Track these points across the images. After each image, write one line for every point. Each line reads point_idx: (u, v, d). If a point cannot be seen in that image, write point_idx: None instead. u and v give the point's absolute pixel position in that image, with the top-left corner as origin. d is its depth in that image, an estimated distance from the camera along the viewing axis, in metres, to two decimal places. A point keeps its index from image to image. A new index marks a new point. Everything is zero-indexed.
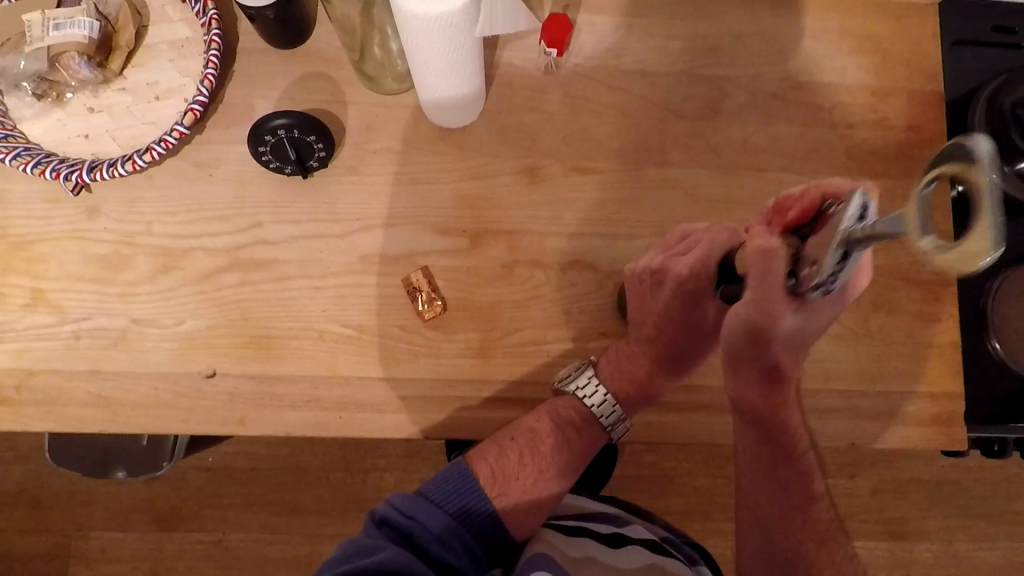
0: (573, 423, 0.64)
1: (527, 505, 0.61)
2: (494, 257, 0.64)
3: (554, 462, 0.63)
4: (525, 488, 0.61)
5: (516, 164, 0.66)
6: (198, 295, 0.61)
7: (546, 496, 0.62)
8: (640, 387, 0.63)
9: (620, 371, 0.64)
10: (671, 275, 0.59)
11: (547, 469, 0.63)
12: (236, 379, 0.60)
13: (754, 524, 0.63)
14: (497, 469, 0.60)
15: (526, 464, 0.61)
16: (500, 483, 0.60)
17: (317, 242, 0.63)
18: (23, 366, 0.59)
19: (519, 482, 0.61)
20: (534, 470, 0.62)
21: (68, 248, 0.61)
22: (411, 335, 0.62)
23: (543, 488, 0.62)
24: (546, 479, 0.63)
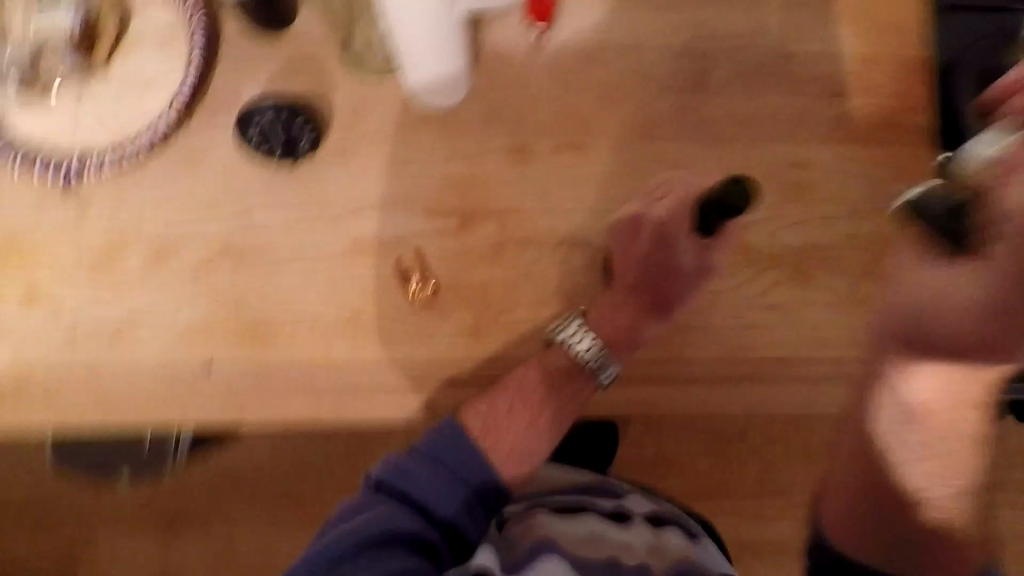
0: (560, 372, 0.66)
1: (519, 447, 0.66)
2: (485, 237, 0.65)
3: (542, 408, 0.66)
4: (515, 434, 0.66)
5: (504, 144, 0.66)
6: (192, 285, 0.62)
7: (535, 438, 0.67)
8: (626, 330, 0.65)
9: (604, 318, 0.65)
10: (648, 221, 0.65)
11: (534, 416, 0.67)
12: (234, 366, 0.61)
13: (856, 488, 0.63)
14: (488, 419, 0.64)
15: (514, 413, 0.65)
16: (492, 432, 0.64)
17: (309, 227, 0.63)
18: (20, 361, 0.60)
19: (509, 428, 0.65)
20: (522, 418, 0.66)
21: (59, 243, 0.61)
22: (404, 318, 0.63)
23: (532, 432, 0.67)
24: (533, 425, 0.67)
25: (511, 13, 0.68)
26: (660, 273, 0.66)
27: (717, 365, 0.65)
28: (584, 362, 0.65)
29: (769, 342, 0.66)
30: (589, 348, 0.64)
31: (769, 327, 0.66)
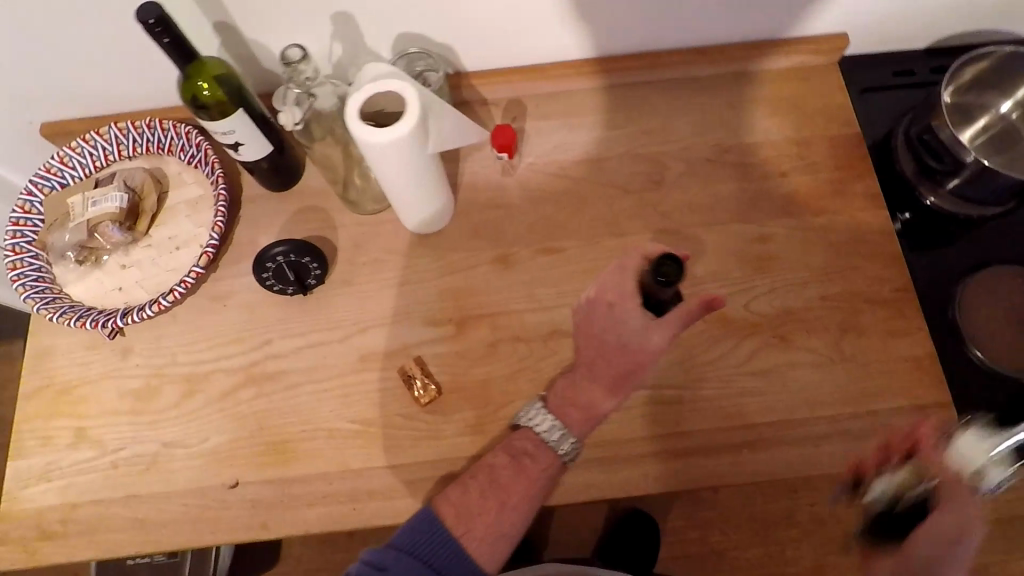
0: (529, 454, 0.64)
1: (494, 538, 0.63)
2: (479, 338, 0.71)
3: (516, 492, 0.63)
4: (489, 522, 0.63)
5: (488, 255, 0.74)
6: (219, 412, 0.68)
7: (512, 528, 0.63)
8: (583, 410, 0.64)
9: (562, 398, 0.65)
10: (597, 298, 0.63)
11: (510, 500, 0.63)
12: (258, 485, 0.65)
13: None
14: (460, 507, 0.62)
15: (487, 497, 0.62)
16: (464, 524, 0.62)
17: (321, 349, 0.71)
18: (66, 500, 0.65)
19: (483, 517, 0.62)
20: (496, 503, 0.63)
21: (105, 387, 0.69)
22: (412, 421, 0.67)
23: (509, 522, 0.63)
24: (508, 511, 0.63)
25: (482, 146, 0.79)
26: (615, 353, 0.63)
27: (714, 435, 0.67)
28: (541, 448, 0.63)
29: (761, 407, 0.68)
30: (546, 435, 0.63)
31: (759, 392, 0.68)
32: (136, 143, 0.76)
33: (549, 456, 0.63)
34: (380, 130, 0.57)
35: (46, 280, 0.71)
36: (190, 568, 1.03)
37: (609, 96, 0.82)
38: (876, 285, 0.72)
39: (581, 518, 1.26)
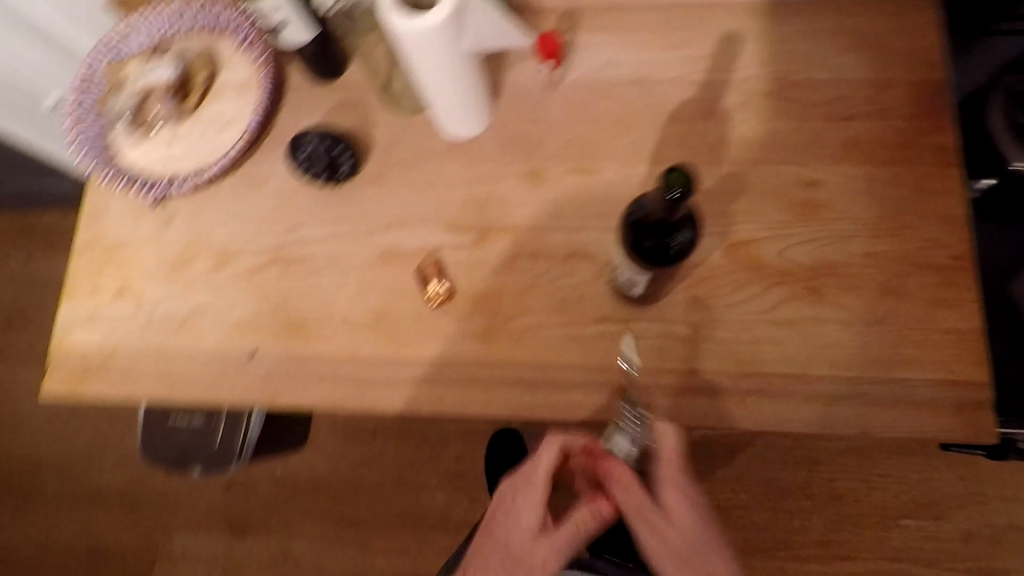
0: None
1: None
2: (498, 250, 0.70)
3: None
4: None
5: (519, 167, 0.72)
6: (245, 286, 0.71)
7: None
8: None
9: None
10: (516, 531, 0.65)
11: None
12: (275, 358, 0.69)
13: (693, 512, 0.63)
14: None
15: None
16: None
17: (345, 241, 0.72)
18: (106, 345, 0.71)
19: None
20: None
21: (147, 249, 0.74)
22: (421, 320, 0.69)
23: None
24: None
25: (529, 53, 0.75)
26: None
27: (723, 378, 0.64)
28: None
29: (779, 357, 0.64)
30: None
31: (779, 342, 0.65)
32: (193, 19, 0.78)
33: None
34: (411, 16, 0.56)
35: (100, 143, 0.75)
36: (223, 428, 1.14)
37: (672, 13, 0.76)
38: (932, 248, 0.66)
39: None
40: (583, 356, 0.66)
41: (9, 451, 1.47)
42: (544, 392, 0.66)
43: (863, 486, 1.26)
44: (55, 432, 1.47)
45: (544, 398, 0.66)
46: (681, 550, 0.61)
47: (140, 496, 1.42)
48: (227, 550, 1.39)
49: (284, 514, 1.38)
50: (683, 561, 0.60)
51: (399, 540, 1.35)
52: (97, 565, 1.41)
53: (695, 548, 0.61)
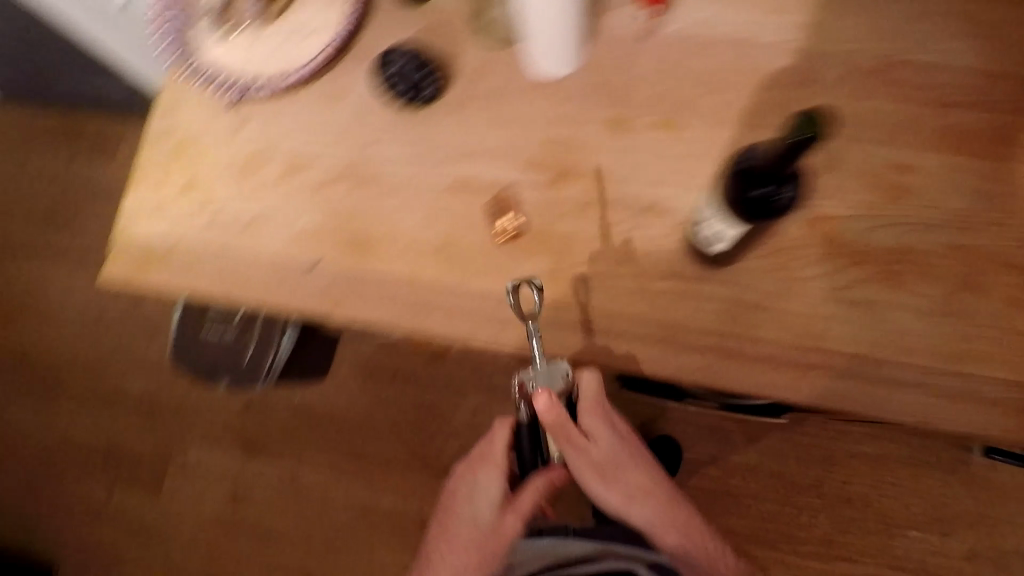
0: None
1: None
2: (575, 194, 0.67)
3: None
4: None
5: (605, 114, 0.68)
6: (314, 196, 0.70)
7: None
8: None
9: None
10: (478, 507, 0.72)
11: None
12: (335, 273, 0.68)
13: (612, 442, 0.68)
14: None
15: None
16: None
17: (418, 165, 0.69)
18: (171, 237, 0.71)
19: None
20: None
21: (219, 147, 0.72)
22: (489, 255, 0.66)
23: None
24: None
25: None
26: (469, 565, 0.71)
27: (788, 349, 0.63)
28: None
29: (847, 336, 0.63)
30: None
31: (848, 322, 0.64)
32: None
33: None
34: None
35: (182, 38, 0.75)
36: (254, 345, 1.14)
37: None
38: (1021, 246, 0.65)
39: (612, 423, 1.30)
40: (651, 311, 0.64)
41: (34, 345, 1.49)
42: (605, 342, 0.64)
43: (875, 492, 1.25)
44: (82, 332, 1.49)
45: (605, 348, 0.64)
46: (602, 461, 0.67)
47: (160, 405, 1.45)
48: (238, 468, 1.42)
49: (299, 442, 1.41)
50: (603, 472, 0.68)
51: (407, 482, 1.37)
52: (111, 465, 1.44)
53: (614, 460, 0.68)
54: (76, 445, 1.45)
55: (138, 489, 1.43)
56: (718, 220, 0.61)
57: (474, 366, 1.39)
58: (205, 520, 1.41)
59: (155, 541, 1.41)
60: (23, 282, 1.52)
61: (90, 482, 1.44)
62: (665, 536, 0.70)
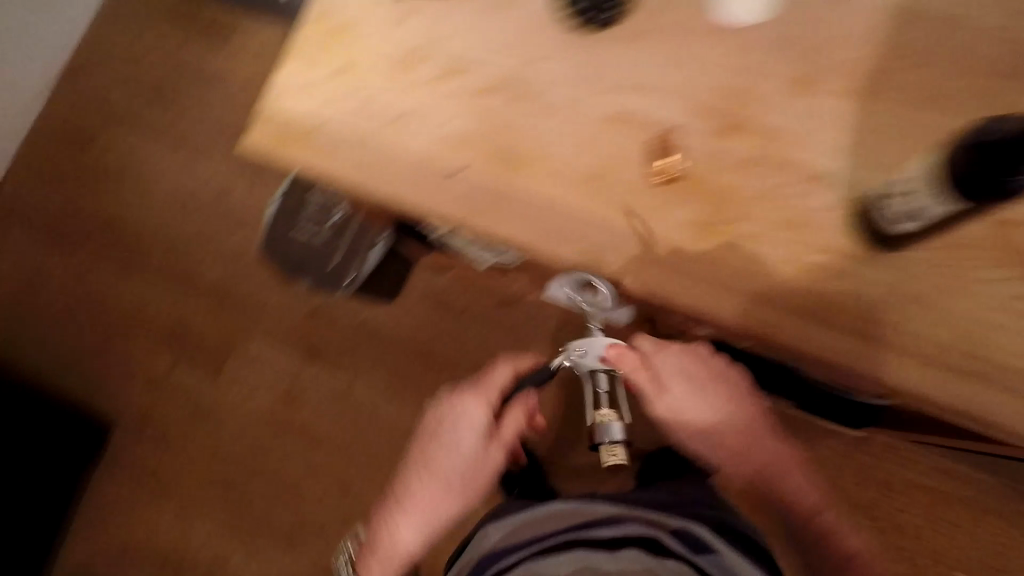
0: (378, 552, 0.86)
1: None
2: (743, 148, 0.63)
3: (398, 545, 0.86)
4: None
5: (791, 70, 0.63)
6: (471, 101, 0.68)
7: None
8: (414, 525, 0.86)
9: (400, 512, 0.86)
10: (467, 434, 0.84)
11: (393, 550, 0.86)
12: (482, 182, 0.67)
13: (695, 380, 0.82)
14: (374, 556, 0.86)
15: (376, 548, 0.86)
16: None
17: (581, 87, 0.66)
18: (317, 117, 0.70)
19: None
20: (383, 552, 0.86)
21: (381, 35, 0.70)
22: (641, 193, 0.64)
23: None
24: (395, 557, 0.86)
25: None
26: (449, 484, 0.85)
27: (940, 349, 0.60)
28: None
29: (1009, 350, 0.59)
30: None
31: (1013, 335, 0.59)
32: None
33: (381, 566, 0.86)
34: None
35: None
36: (341, 254, 1.16)
37: None
38: None
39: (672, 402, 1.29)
40: (799, 282, 0.61)
41: (124, 213, 1.54)
42: (746, 305, 0.62)
43: (927, 529, 1.20)
44: (170, 211, 1.53)
45: (744, 312, 0.62)
46: (687, 392, 0.81)
47: (232, 294, 1.49)
48: (295, 369, 1.46)
49: (357, 356, 1.44)
50: (680, 414, 0.81)
51: None
52: (177, 343, 1.49)
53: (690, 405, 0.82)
54: (147, 314, 1.51)
55: (198, 369, 1.48)
56: (925, 196, 0.54)
57: (541, 318, 1.39)
58: (256, 412, 1.46)
59: (205, 421, 1.47)
60: (120, 149, 1.56)
61: (154, 355, 1.49)
62: (755, 472, 0.80)
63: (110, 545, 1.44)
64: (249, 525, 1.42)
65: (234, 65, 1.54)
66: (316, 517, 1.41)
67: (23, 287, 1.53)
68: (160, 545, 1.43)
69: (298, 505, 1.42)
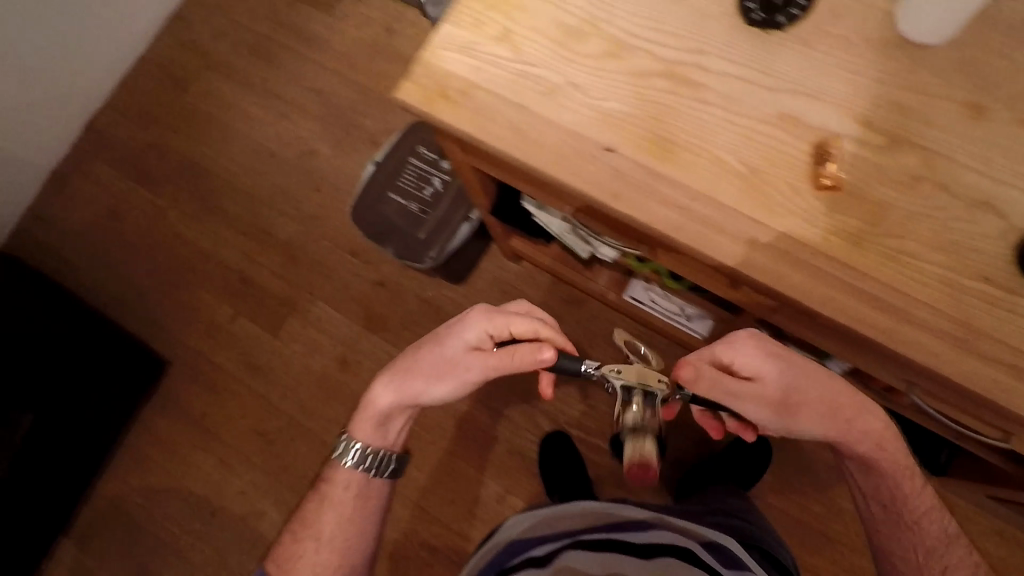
0: (369, 418, 0.78)
1: (346, 520, 0.80)
2: (905, 164, 0.62)
3: (383, 421, 0.79)
4: (335, 523, 0.80)
5: (961, 95, 0.63)
6: (630, 84, 0.68)
7: (364, 534, 0.81)
8: (405, 402, 0.76)
9: (390, 386, 0.76)
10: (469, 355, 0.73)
11: (377, 422, 0.79)
12: (633, 163, 0.66)
13: (788, 372, 0.71)
14: (360, 422, 0.79)
15: (361, 416, 0.79)
16: (315, 532, 0.79)
17: (744, 84, 0.66)
18: (471, 78, 0.70)
19: (328, 522, 0.80)
20: (367, 421, 0.78)
21: (543, 9, 0.71)
22: (795, 196, 0.63)
23: (364, 530, 0.81)
24: (378, 429, 0.79)
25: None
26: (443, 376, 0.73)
27: None
28: (376, 444, 0.80)
29: None
30: (364, 446, 0.79)
31: None
32: None
33: (373, 436, 0.79)
34: None
35: None
36: (432, 224, 1.18)
37: None
38: None
39: None
40: (950, 306, 0.59)
41: (211, 161, 1.58)
42: (893, 322, 0.60)
43: None
44: (255, 164, 1.57)
45: (890, 327, 0.60)
46: (782, 389, 0.70)
47: (302, 253, 1.51)
48: (354, 335, 1.46)
49: (416, 332, 1.44)
50: (786, 405, 0.70)
51: (507, 407, 1.38)
52: (242, 293, 1.51)
53: (787, 391, 0.71)
54: (218, 262, 1.53)
55: (258, 322, 1.49)
56: None
57: (606, 321, 1.38)
58: (307, 372, 1.46)
59: (258, 375, 1.47)
60: (217, 100, 1.61)
61: (218, 302, 1.51)
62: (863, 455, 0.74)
63: (147, 483, 1.43)
64: (287, 485, 1.40)
65: (338, 35, 1.59)
66: None
67: (106, 219, 1.58)
68: (197, 491, 1.42)
69: None
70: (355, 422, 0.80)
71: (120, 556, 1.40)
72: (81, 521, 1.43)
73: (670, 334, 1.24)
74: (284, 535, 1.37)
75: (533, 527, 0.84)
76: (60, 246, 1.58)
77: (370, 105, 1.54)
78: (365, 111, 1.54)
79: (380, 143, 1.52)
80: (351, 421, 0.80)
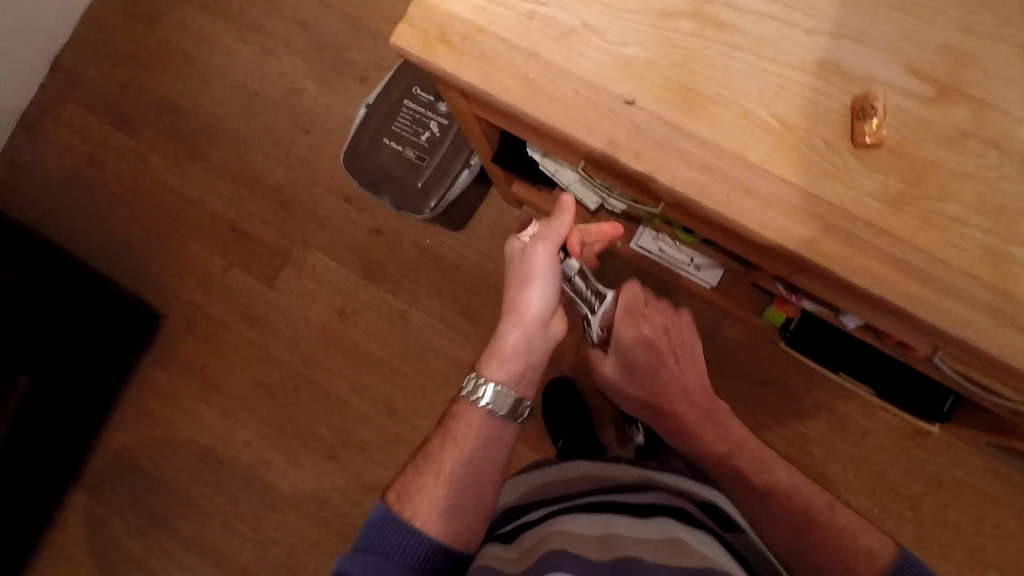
0: (500, 358, 0.71)
1: (471, 458, 0.67)
2: (954, 118, 0.57)
3: (518, 361, 0.72)
4: (458, 459, 0.66)
5: (1021, 39, 0.57)
6: (653, 27, 0.61)
7: (489, 479, 0.67)
8: (520, 317, 0.72)
9: (520, 312, 0.72)
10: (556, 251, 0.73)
11: (513, 365, 0.71)
12: (653, 117, 0.60)
13: (679, 366, 0.86)
14: (500, 362, 0.71)
15: (499, 352, 0.72)
16: (432, 469, 0.66)
17: (780, 27, 0.59)
18: (474, 20, 0.63)
19: (452, 457, 0.66)
20: (504, 363, 0.71)
21: None
22: (832, 153, 0.58)
23: (487, 472, 0.67)
24: (515, 372, 0.71)
25: None
26: (538, 273, 0.72)
27: None
28: (511, 385, 0.70)
29: None
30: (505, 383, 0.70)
31: None
32: None
33: (507, 372, 0.71)
34: None
35: None
36: (431, 171, 1.11)
37: None
38: None
39: (739, 369, 1.25)
40: (988, 274, 0.56)
41: (191, 102, 1.48)
42: (926, 290, 0.56)
43: (979, 532, 1.18)
44: (239, 103, 1.47)
45: (926, 298, 0.56)
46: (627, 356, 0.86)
47: (294, 200, 1.44)
48: (352, 285, 1.42)
49: (416, 281, 1.41)
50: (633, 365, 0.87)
51: None
52: (233, 242, 1.45)
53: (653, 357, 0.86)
54: (206, 212, 1.47)
55: (252, 271, 1.45)
56: None
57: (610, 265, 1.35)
58: (305, 321, 1.43)
59: (255, 326, 1.44)
60: (193, 34, 1.49)
61: (210, 250, 1.46)
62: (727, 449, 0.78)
63: (152, 435, 1.44)
64: (290, 433, 1.40)
65: None
66: (360, 434, 1.39)
67: (85, 165, 1.50)
68: (202, 441, 1.42)
69: (343, 419, 1.39)
70: (480, 370, 0.71)
71: (129, 504, 1.42)
72: (89, 471, 1.44)
73: (676, 284, 1.21)
74: (291, 481, 1.39)
75: (524, 498, 0.74)
76: (38, 195, 1.50)
77: (357, 38, 1.43)
78: (353, 45, 1.43)
79: (371, 81, 1.42)
80: (478, 364, 0.72)
